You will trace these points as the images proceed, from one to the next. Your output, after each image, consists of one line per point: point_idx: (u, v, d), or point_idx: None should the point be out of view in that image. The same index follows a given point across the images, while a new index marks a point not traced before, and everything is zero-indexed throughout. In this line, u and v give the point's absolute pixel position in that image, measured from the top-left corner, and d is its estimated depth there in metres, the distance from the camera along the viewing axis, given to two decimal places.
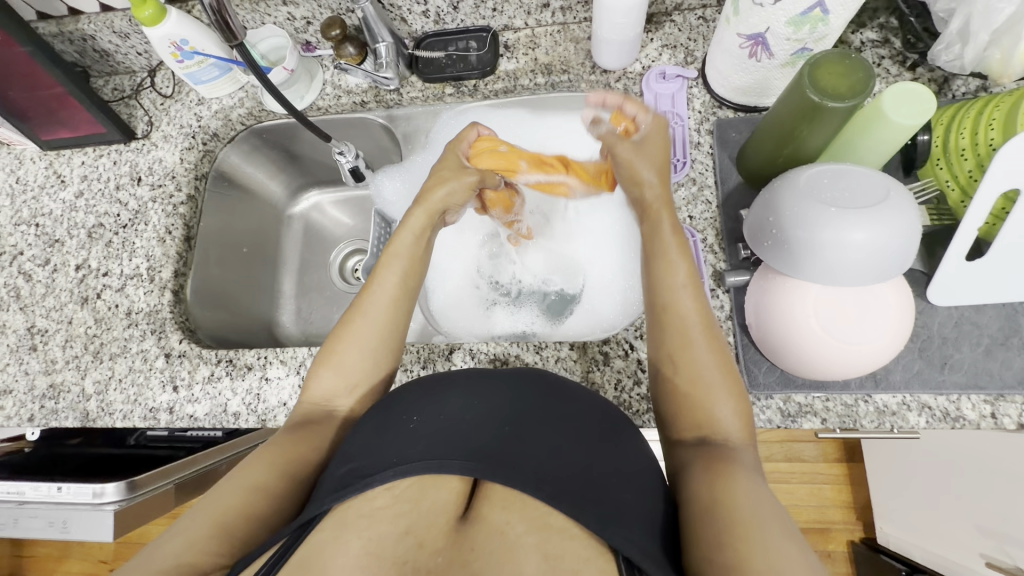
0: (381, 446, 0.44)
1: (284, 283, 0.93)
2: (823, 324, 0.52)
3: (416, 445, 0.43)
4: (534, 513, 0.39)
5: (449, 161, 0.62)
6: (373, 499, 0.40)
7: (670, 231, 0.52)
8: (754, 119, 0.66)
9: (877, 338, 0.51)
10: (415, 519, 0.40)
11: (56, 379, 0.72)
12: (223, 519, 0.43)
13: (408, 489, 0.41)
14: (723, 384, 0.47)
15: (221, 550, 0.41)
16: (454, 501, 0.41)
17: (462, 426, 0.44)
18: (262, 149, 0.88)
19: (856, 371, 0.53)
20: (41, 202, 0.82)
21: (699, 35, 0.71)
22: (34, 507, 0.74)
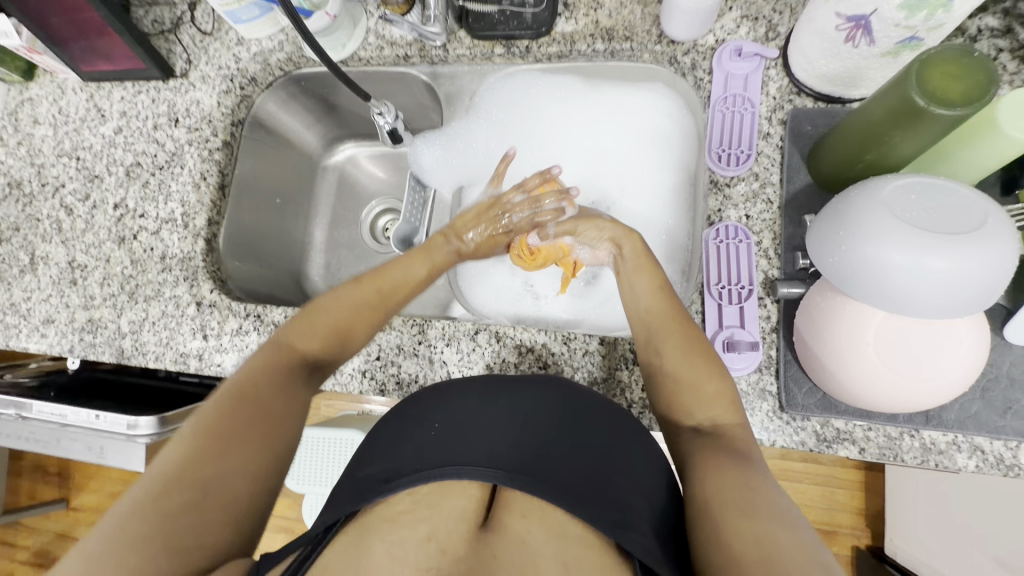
0: (400, 453, 0.44)
1: (314, 235, 0.94)
2: (883, 355, 0.48)
3: (437, 452, 0.43)
4: (553, 521, 0.39)
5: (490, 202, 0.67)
6: (395, 504, 0.40)
7: (638, 251, 0.59)
8: (835, 112, 0.59)
9: (945, 375, 0.47)
10: (436, 525, 0.38)
11: (94, 314, 0.74)
12: (233, 502, 0.42)
13: (427, 496, 0.40)
14: (698, 366, 0.50)
15: (240, 528, 0.42)
16: (475, 507, 0.40)
17: (477, 429, 0.44)
18: (298, 97, 0.85)
19: (922, 403, 0.49)
20: (82, 134, 0.82)
21: (786, 7, 0.63)
22: (74, 431, 0.79)
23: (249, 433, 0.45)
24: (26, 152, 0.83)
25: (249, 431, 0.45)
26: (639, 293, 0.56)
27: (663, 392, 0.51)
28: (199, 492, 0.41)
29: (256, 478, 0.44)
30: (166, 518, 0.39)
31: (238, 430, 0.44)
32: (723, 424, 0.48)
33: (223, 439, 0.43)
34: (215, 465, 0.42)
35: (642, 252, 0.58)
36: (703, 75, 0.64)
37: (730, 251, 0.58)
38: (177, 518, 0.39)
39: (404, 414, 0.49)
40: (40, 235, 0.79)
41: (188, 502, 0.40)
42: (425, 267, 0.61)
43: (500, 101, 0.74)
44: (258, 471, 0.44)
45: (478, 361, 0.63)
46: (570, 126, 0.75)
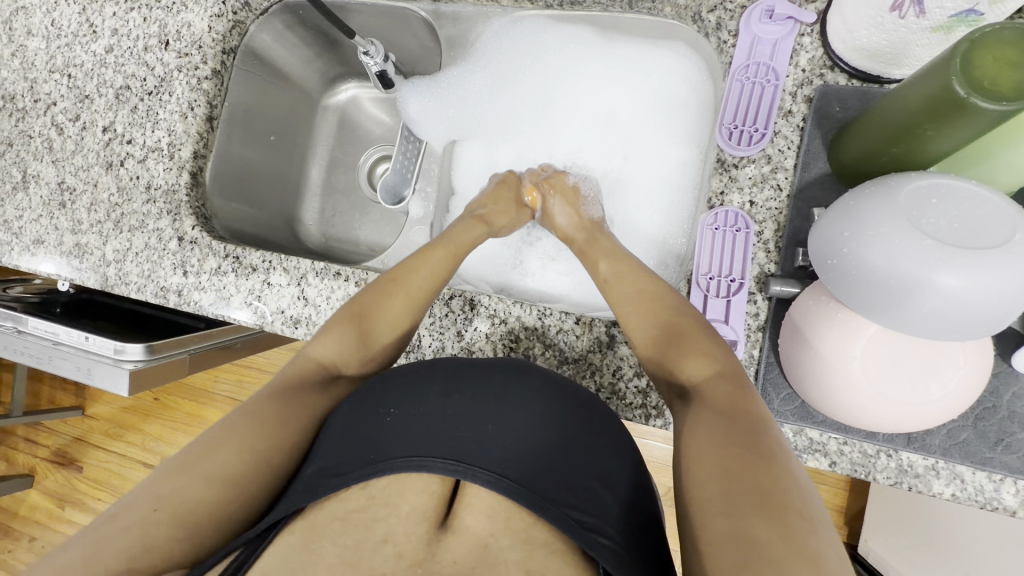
0: (352, 445, 0.42)
1: (309, 176, 0.92)
2: (882, 374, 0.43)
3: (392, 443, 0.41)
4: (518, 525, 0.37)
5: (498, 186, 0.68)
6: (348, 500, 0.39)
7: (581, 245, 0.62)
8: (869, 93, 0.53)
9: (946, 398, 0.44)
10: (394, 524, 0.37)
11: (81, 240, 0.74)
12: (183, 517, 0.39)
13: (383, 491, 0.39)
14: (681, 339, 0.49)
15: (189, 547, 0.39)
16: (435, 503, 0.39)
17: (441, 422, 0.42)
18: (296, 29, 0.81)
19: (917, 424, 0.46)
20: (74, 51, 0.79)
21: None
22: (65, 350, 0.82)
23: (227, 442, 0.44)
24: (19, 65, 0.81)
25: (233, 436, 0.44)
26: (610, 275, 0.57)
27: (656, 363, 0.50)
28: (155, 508, 0.39)
29: (231, 478, 0.42)
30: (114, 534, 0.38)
31: (216, 440, 0.44)
32: (706, 379, 0.46)
33: (203, 450, 0.43)
34: (188, 473, 0.42)
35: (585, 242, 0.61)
36: (728, 36, 0.57)
37: (726, 240, 0.54)
38: (125, 535, 0.38)
39: (360, 398, 0.47)
40: (32, 152, 0.78)
41: (140, 517, 0.39)
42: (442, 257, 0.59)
43: (505, 48, 0.68)
44: (224, 487, 0.42)
45: (449, 328, 0.61)
46: (579, 86, 0.69)
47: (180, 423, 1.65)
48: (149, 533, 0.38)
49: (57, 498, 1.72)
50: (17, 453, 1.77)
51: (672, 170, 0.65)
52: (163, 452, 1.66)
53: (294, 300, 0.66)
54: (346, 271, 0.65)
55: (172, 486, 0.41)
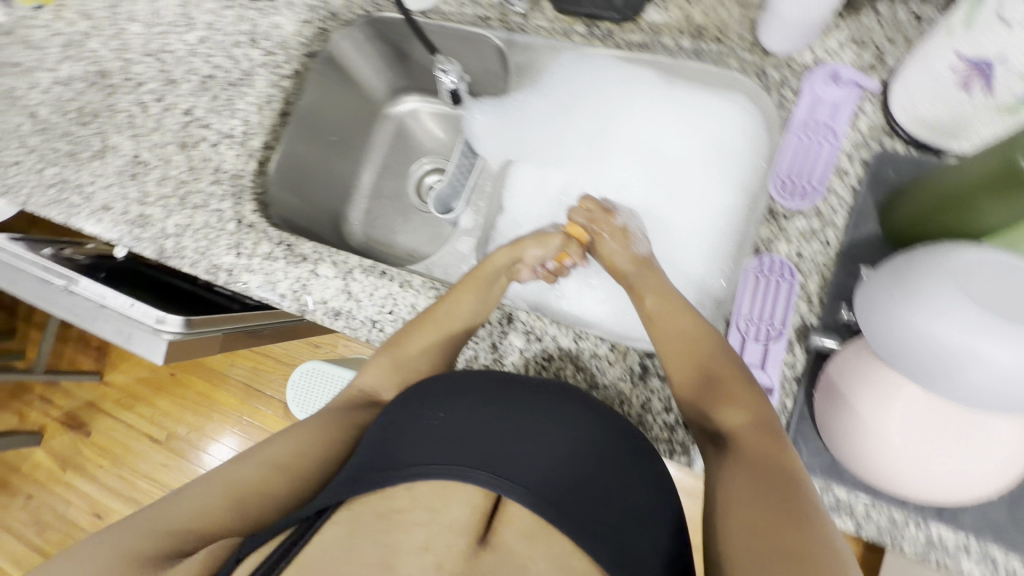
0: (397, 442, 0.44)
1: (361, 180, 0.96)
2: (921, 442, 0.43)
3: (437, 447, 0.42)
4: (558, 550, 0.38)
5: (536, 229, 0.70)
6: (393, 499, 0.40)
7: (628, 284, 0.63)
8: (924, 163, 0.54)
9: (991, 471, 0.43)
10: (433, 531, 0.38)
11: (146, 211, 0.78)
12: (236, 492, 0.43)
13: (427, 495, 0.40)
14: (721, 386, 0.49)
15: (237, 523, 0.42)
16: (475, 514, 0.40)
17: (485, 434, 0.43)
18: (373, 41, 0.86)
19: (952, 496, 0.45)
20: (169, 39, 0.85)
21: (901, 37, 0.57)
22: (109, 314, 0.85)
23: (282, 437, 0.49)
24: (117, 46, 0.87)
25: (288, 436, 0.49)
26: (655, 310, 0.58)
27: (693, 407, 0.50)
28: (215, 481, 0.43)
29: (281, 464, 0.46)
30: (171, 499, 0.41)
31: (275, 437, 0.49)
32: (742, 425, 0.47)
33: (262, 443, 0.48)
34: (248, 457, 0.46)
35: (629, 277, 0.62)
36: (790, 93, 0.60)
37: (770, 287, 0.55)
38: (186, 503, 0.41)
39: (408, 399, 0.48)
40: (115, 125, 0.84)
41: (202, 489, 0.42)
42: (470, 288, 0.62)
43: (569, 79, 0.72)
44: (273, 472, 0.45)
45: (484, 338, 0.62)
46: (637, 125, 0.71)
47: (190, 402, 1.68)
48: (205, 503, 0.41)
49: (60, 460, 1.75)
50: (28, 410, 1.80)
51: (717, 215, 0.67)
52: (170, 428, 1.68)
53: (338, 292, 0.68)
54: (392, 271, 0.68)
55: (230, 467, 0.45)
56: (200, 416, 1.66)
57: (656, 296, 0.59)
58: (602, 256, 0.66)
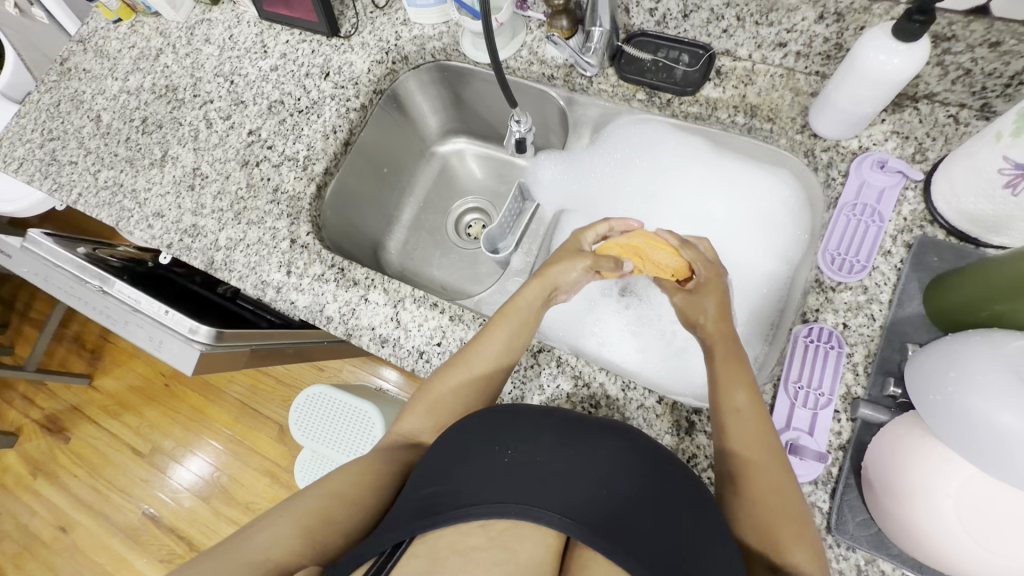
0: (467, 475, 0.44)
1: (402, 213, 0.98)
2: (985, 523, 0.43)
3: (509, 483, 0.42)
4: None
5: (570, 246, 0.69)
6: (467, 535, 0.41)
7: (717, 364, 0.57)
8: (966, 252, 0.57)
9: None
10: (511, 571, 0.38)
11: (199, 222, 0.80)
12: (300, 523, 0.47)
13: (502, 535, 0.40)
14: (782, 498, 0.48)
15: (306, 554, 0.46)
16: (550, 556, 0.40)
17: (558, 476, 0.43)
18: (437, 85, 0.92)
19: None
20: (242, 63, 0.89)
21: (941, 135, 0.62)
22: (141, 319, 0.84)
23: (339, 472, 0.53)
24: (189, 64, 0.91)
25: (345, 471, 0.53)
26: (746, 408, 0.52)
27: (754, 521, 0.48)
28: (281, 513, 0.48)
29: (340, 494, 0.51)
30: (248, 536, 0.46)
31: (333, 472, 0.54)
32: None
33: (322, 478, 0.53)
34: (309, 490, 0.51)
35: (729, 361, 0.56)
36: (837, 174, 0.64)
37: (819, 355, 0.57)
38: (258, 537, 0.46)
39: (469, 429, 0.49)
40: (177, 137, 0.86)
41: (271, 522, 0.47)
42: (509, 332, 0.60)
43: (631, 142, 0.77)
44: (333, 503, 0.50)
45: (532, 379, 0.63)
46: (684, 188, 0.76)
47: (181, 416, 1.62)
48: (275, 537, 0.46)
49: (33, 465, 1.67)
50: (9, 408, 1.73)
51: (760, 280, 0.69)
52: (156, 441, 1.62)
53: (387, 320, 0.69)
54: (443, 304, 0.69)
55: (295, 501, 0.50)
56: (189, 432, 1.61)
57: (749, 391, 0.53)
58: (692, 305, 0.62)
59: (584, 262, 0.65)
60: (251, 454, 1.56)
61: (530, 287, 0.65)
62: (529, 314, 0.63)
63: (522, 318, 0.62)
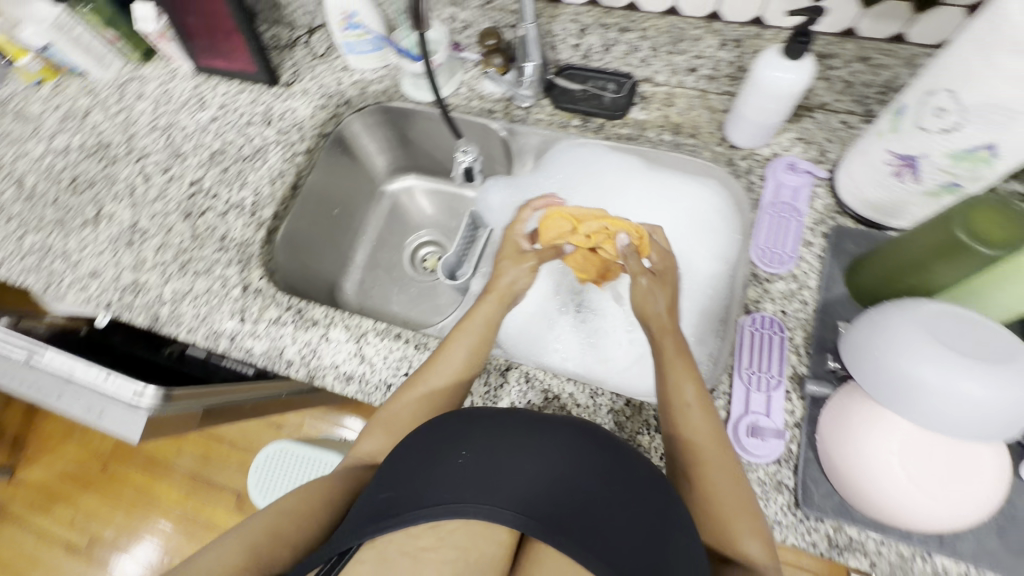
0: (424, 478, 0.44)
1: (356, 254, 0.98)
2: (910, 475, 0.48)
3: (466, 485, 0.43)
4: None
5: (508, 250, 0.72)
6: (418, 537, 0.42)
7: (676, 355, 0.58)
8: (874, 236, 0.64)
9: (967, 509, 0.48)
10: (461, 568, 0.40)
11: (140, 277, 0.76)
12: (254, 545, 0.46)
13: (453, 535, 0.42)
14: (735, 492, 0.50)
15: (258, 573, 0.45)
16: (502, 553, 0.42)
17: (515, 475, 0.43)
18: (382, 126, 0.92)
19: (931, 529, 0.50)
20: (179, 116, 0.88)
21: (838, 138, 0.70)
22: (78, 388, 0.78)
23: (300, 492, 0.52)
24: (122, 121, 0.89)
25: (305, 491, 0.52)
26: (691, 403, 0.54)
27: (705, 506, 0.50)
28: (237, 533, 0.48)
29: (300, 514, 0.50)
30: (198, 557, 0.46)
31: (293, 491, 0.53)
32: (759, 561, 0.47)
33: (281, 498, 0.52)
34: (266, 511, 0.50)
35: (682, 356, 0.57)
36: (756, 179, 0.71)
37: (765, 341, 0.61)
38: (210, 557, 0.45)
39: (429, 430, 0.48)
40: (112, 194, 0.83)
41: (226, 541, 0.47)
42: (468, 348, 0.60)
43: (569, 165, 0.79)
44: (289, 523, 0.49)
45: (504, 398, 0.63)
46: (625, 197, 0.78)
47: (122, 499, 1.47)
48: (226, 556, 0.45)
49: None
50: None
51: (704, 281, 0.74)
52: (92, 532, 1.45)
53: (350, 356, 0.68)
54: (407, 333, 0.69)
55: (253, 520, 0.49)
56: (132, 516, 1.46)
57: (696, 386, 0.55)
58: (637, 297, 0.64)
59: (529, 264, 0.70)
60: (206, 531, 1.43)
61: (486, 302, 0.66)
62: (486, 328, 0.63)
63: (479, 334, 0.62)
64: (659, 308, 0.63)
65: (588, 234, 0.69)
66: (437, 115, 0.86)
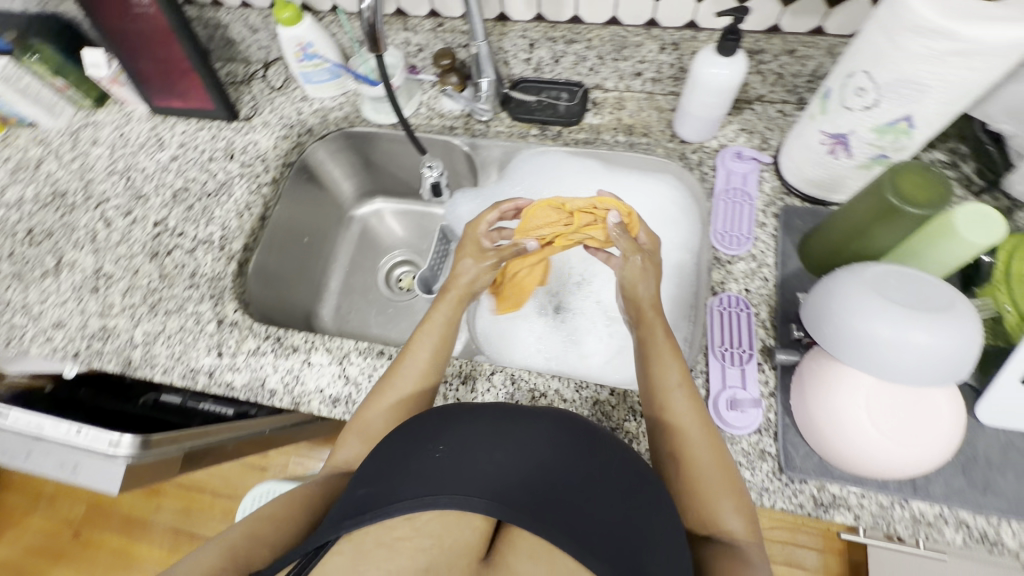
0: (402, 474, 0.44)
1: (330, 280, 0.98)
2: (870, 422, 0.52)
3: (442, 477, 0.43)
4: (563, 568, 0.38)
5: (468, 245, 0.69)
6: (393, 529, 0.41)
7: (663, 338, 0.59)
8: (820, 212, 0.69)
9: (923, 452, 0.51)
10: (436, 555, 0.39)
11: (109, 322, 0.75)
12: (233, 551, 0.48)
13: (429, 524, 0.41)
14: (723, 474, 0.52)
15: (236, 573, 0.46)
16: (478, 538, 0.40)
17: (491, 464, 0.43)
18: (346, 151, 0.94)
19: (890, 475, 0.53)
20: (137, 158, 0.88)
21: (777, 126, 0.76)
22: (49, 445, 0.75)
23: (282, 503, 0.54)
24: (78, 168, 0.88)
25: (286, 501, 0.54)
26: (675, 387, 0.55)
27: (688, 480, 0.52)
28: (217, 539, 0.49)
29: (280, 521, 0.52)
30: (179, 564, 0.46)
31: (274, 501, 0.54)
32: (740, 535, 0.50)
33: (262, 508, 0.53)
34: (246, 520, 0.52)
35: (668, 340, 0.58)
36: (708, 170, 0.75)
37: (733, 318, 0.65)
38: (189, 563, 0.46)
39: (407, 430, 0.48)
40: (72, 242, 0.81)
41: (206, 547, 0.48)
42: (429, 351, 0.61)
43: (531, 172, 0.83)
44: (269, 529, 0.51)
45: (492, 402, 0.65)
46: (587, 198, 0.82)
47: (98, 566, 1.39)
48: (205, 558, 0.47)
49: None
50: None
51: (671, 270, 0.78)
52: None
53: (334, 378, 0.68)
54: (389, 349, 0.69)
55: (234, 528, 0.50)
56: None
57: (679, 367, 0.57)
58: (625, 278, 0.63)
59: (489, 262, 0.66)
60: None
61: (459, 299, 0.65)
62: (447, 328, 0.63)
63: (446, 332, 0.62)
64: (646, 291, 0.62)
65: (574, 212, 0.68)
66: (400, 137, 0.89)
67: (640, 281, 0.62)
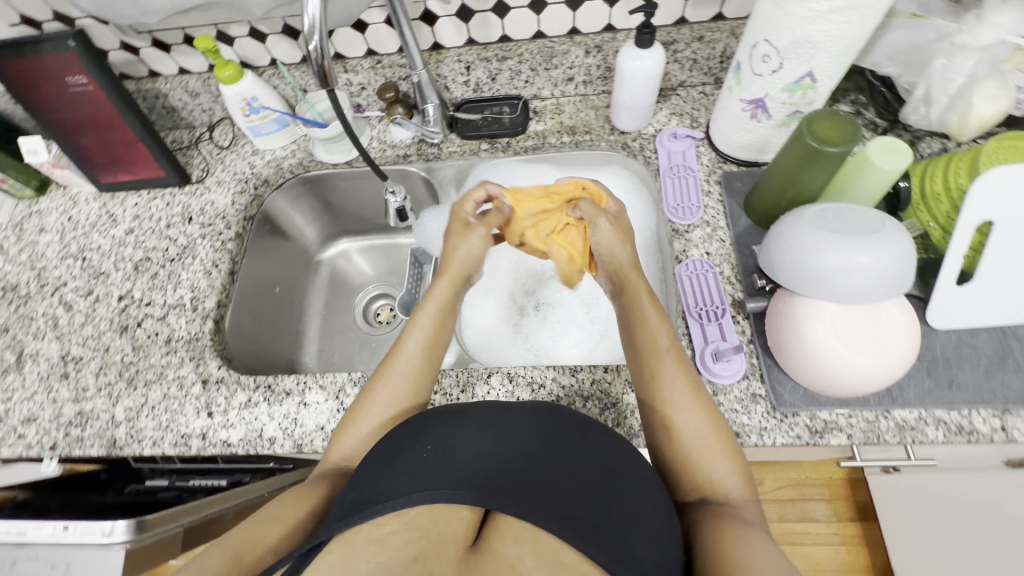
0: (389, 474, 0.45)
1: (308, 326, 0.97)
2: (820, 346, 0.57)
3: (429, 475, 0.45)
4: (547, 548, 0.41)
5: (456, 224, 0.70)
6: (383, 525, 0.42)
7: (647, 299, 0.62)
8: (755, 172, 0.76)
9: (879, 363, 0.56)
10: (423, 546, 0.42)
11: (85, 406, 0.72)
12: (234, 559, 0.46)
13: (417, 519, 0.43)
14: (717, 439, 0.54)
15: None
16: (466, 528, 0.43)
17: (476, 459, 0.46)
18: (306, 197, 0.95)
19: (858, 390, 0.58)
20: (91, 237, 0.86)
21: (701, 106, 0.83)
22: (36, 548, 0.71)
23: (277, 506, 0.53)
24: (27, 258, 0.85)
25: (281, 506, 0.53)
26: (663, 350, 0.59)
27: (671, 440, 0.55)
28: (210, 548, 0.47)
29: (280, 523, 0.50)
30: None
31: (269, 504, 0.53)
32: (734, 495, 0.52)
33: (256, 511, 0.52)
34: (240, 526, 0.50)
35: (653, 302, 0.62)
36: (650, 154, 0.81)
37: (701, 280, 0.69)
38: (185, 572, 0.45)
39: (399, 432, 0.50)
40: (33, 332, 0.78)
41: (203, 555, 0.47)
42: (421, 347, 0.62)
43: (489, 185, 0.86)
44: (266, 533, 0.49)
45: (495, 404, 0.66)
46: None
47: None
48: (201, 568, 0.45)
49: None
50: None
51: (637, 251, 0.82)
52: None
53: (334, 414, 0.67)
54: None
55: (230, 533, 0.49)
56: None
57: (666, 329, 0.60)
58: (596, 243, 0.66)
59: (478, 233, 0.67)
60: None
61: (452, 286, 0.67)
62: (445, 323, 0.65)
63: (443, 329, 0.65)
64: (624, 255, 0.65)
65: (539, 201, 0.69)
66: (357, 173, 0.91)
67: (618, 247, 0.65)
